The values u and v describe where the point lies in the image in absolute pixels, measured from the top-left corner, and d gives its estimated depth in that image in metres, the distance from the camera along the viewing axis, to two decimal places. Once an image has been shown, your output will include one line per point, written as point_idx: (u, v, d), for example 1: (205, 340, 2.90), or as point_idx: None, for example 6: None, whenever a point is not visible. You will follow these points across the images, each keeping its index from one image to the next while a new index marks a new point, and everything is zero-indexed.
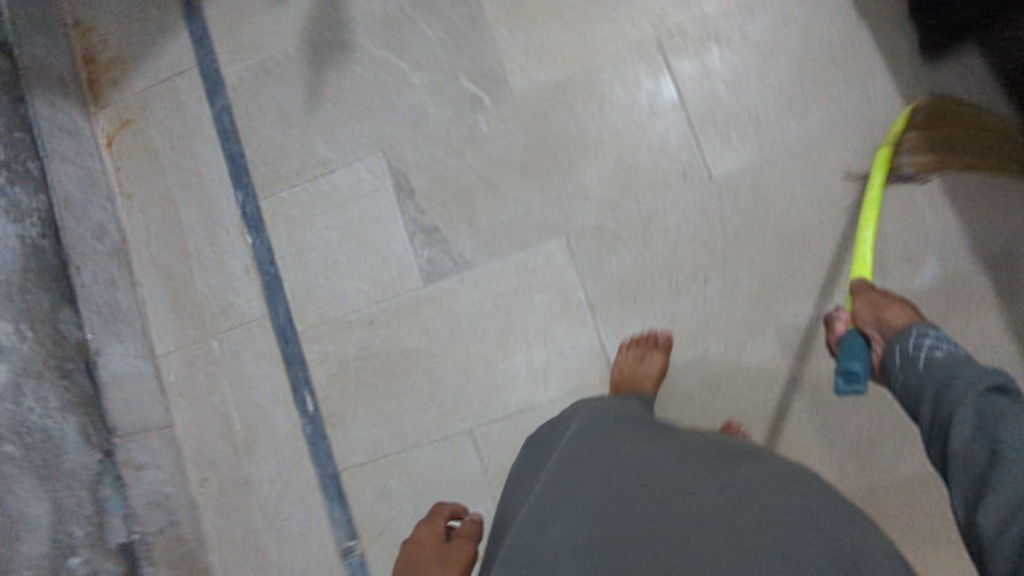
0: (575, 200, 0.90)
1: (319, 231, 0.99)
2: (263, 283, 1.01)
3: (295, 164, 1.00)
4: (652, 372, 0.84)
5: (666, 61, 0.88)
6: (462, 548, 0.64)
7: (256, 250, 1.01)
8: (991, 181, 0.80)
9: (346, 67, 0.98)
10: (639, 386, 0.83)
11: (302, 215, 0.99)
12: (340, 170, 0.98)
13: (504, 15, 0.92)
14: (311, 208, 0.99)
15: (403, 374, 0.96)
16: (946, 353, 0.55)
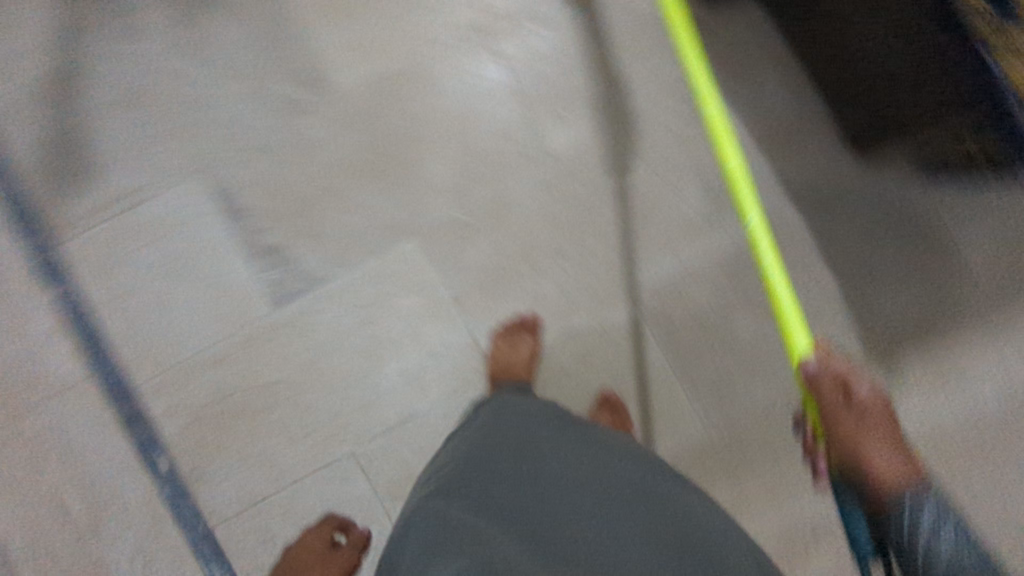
0: (422, 195, 0.87)
1: (139, 269, 0.87)
2: (79, 340, 0.87)
3: (96, 199, 0.87)
4: (525, 356, 0.85)
5: (490, 48, 0.89)
6: (344, 557, 0.83)
7: (64, 304, 0.87)
8: (786, 131, 0.90)
9: (142, 84, 0.87)
10: (516, 373, 0.84)
11: (118, 255, 0.87)
12: (153, 197, 0.87)
13: (316, 13, 0.88)
14: (125, 246, 0.87)
15: (269, 409, 0.88)
16: (948, 537, 0.48)
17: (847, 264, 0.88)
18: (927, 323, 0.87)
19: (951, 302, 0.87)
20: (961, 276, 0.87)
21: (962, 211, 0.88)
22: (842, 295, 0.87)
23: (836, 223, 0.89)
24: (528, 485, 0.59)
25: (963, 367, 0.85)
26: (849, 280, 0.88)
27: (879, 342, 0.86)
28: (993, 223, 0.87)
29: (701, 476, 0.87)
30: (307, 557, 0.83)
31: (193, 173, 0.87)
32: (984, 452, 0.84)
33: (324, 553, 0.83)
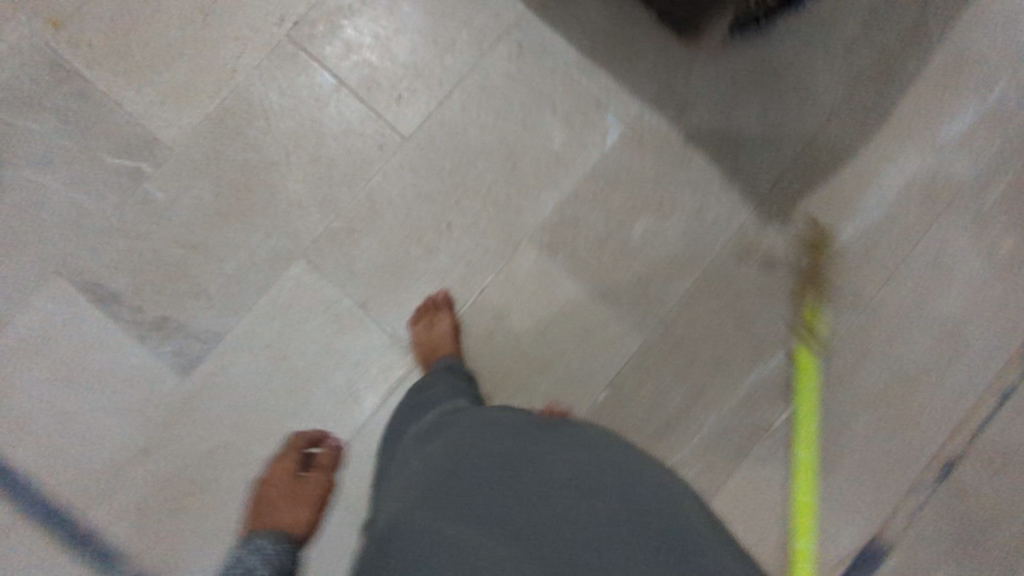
0: (292, 217, 0.87)
1: (29, 390, 0.83)
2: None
3: None
4: (446, 332, 0.83)
5: (306, 54, 0.88)
6: (316, 481, 0.81)
7: None
8: (615, 37, 0.92)
9: None
10: (441, 351, 0.82)
11: (2, 386, 0.82)
12: (18, 315, 0.83)
13: (114, 75, 0.85)
14: (8, 372, 0.82)
15: (215, 479, 0.84)
16: None
17: (717, 143, 0.94)
18: (805, 170, 0.94)
19: (815, 144, 0.95)
20: (820, 117, 0.95)
21: (803, 58, 0.95)
22: (723, 173, 0.94)
23: (693, 109, 0.94)
24: (507, 480, 0.52)
25: (823, 206, 0.95)
26: (727, 157, 0.94)
27: (773, 201, 0.94)
28: (829, 61, 0.95)
29: (649, 387, 0.91)
30: (271, 491, 0.80)
31: (52, 275, 0.84)
32: (851, 275, 0.95)
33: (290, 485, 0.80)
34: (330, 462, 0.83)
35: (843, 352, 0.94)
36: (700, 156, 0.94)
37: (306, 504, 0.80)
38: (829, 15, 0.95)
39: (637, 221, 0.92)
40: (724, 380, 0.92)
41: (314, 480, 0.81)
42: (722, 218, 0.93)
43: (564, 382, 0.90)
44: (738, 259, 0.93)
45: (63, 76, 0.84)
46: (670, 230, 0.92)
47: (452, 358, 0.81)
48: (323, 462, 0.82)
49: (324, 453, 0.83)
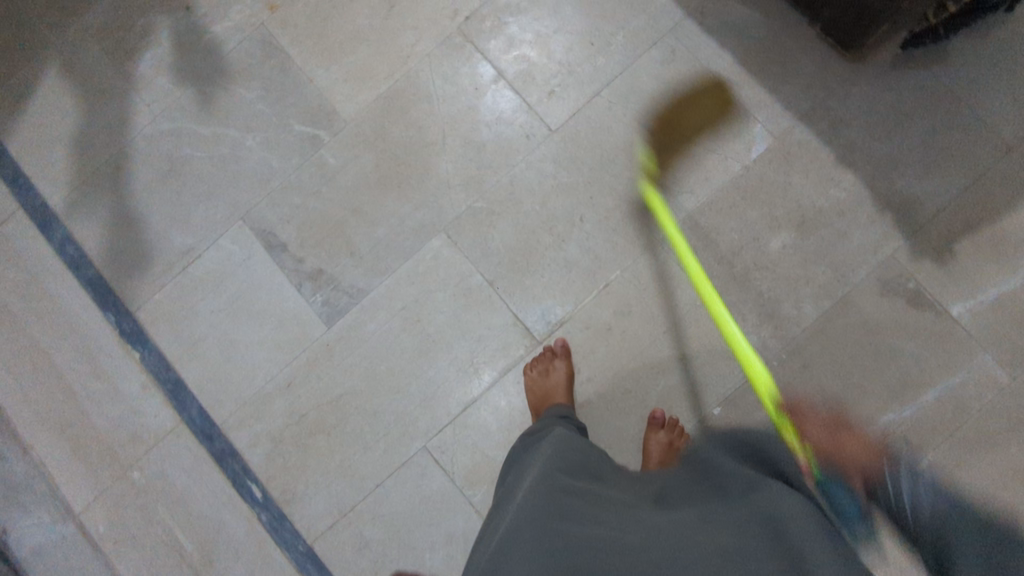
0: (439, 194, 0.94)
1: (205, 317, 0.96)
2: (166, 393, 0.95)
3: (160, 263, 0.97)
4: (561, 380, 0.85)
5: (472, 45, 0.96)
6: None
7: (148, 363, 0.96)
8: (771, 49, 0.92)
9: (177, 154, 0.98)
10: (553, 400, 0.84)
11: (185, 310, 0.96)
12: (205, 252, 0.96)
13: (311, 54, 0.98)
14: (191, 299, 0.96)
15: (339, 422, 0.92)
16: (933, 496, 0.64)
17: (873, 166, 0.89)
18: (972, 204, 0.87)
19: (988, 177, 0.87)
20: (996, 150, 0.87)
21: (984, 86, 0.88)
22: (876, 198, 0.89)
23: (851, 128, 0.90)
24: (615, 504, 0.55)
25: (991, 246, 0.87)
26: (881, 183, 0.89)
27: (930, 235, 0.87)
28: (1012, 91, 0.88)
29: (767, 409, 0.87)
30: None
31: (237, 222, 0.97)
32: (1019, 325, 0.85)
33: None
34: None
35: (1002, 408, 0.84)
36: (852, 177, 0.89)
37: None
38: (1021, 43, 0.88)
39: (775, 236, 0.90)
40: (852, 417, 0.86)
41: None
42: (870, 243, 0.88)
43: (677, 389, 0.88)
44: (883, 289, 0.88)
45: (271, 52, 0.98)
46: (810, 249, 0.89)
47: (566, 404, 0.83)
48: None
49: None
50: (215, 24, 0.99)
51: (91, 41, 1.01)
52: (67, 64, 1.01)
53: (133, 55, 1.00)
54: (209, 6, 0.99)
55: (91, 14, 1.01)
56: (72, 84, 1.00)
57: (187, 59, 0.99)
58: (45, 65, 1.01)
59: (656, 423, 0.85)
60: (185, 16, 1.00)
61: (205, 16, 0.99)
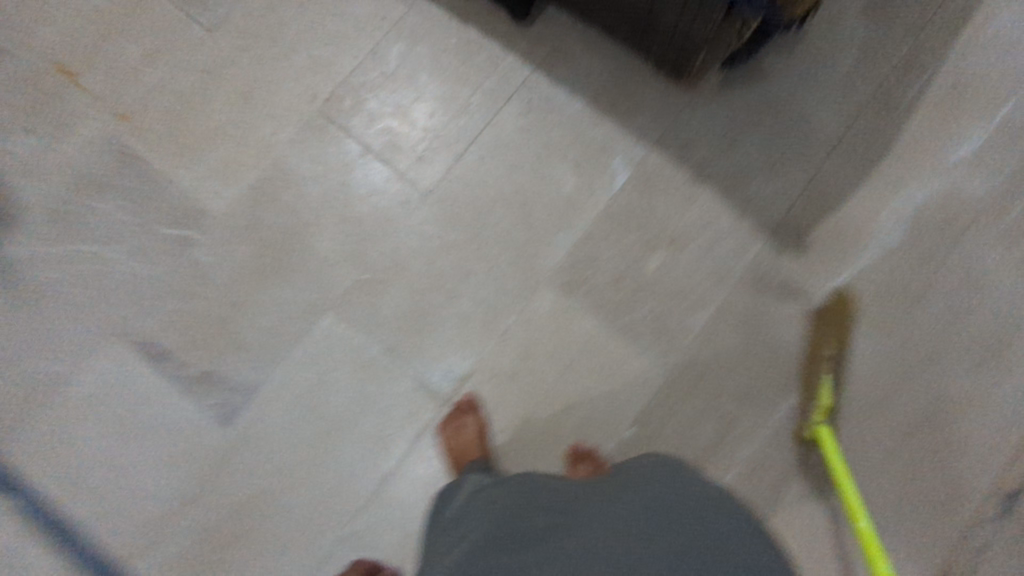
0: (323, 273, 0.93)
1: (85, 446, 0.88)
2: (50, 539, 0.86)
3: (28, 396, 0.90)
4: (472, 437, 0.85)
5: (335, 125, 0.98)
6: None
7: (26, 509, 0.87)
8: (614, 88, 0.99)
9: (36, 278, 0.92)
10: (470, 455, 0.83)
11: (62, 443, 0.88)
12: (79, 375, 0.90)
13: (171, 156, 0.96)
14: (68, 428, 0.89)
15: (251, 528, 0.86)
16: None
17: (723, 181, 0.97)
18: (815, 199, 0.96)
19: (821, 174, 0.96)
20: (823, 147, 0.97)
21: (801, 94, 0.98)
22: (732, 207, 0.96)
23: (697, 148, 0.98)
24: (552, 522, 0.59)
25: (839, 232, 0.95)
26: (734, 192, 0.97)
27: (784, 232, 0.95)
28: (826, 95, 0.98)
29: (678, 422, 0.90)
30: None
31: (110, 339, 0.91)
32: (878, 298, 0.93)
33: None
34: None
35: (881, 378, 0.91)
36: (708, 192, 0.97)
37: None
38: (824, 52, 0.99)
39: (652, 257, 0.94)
40: (754, 412, 0.90)
41: None
42: (736, 249, 0.95)
43: (590, 421, 0.90)
44: (756, 287, 0.93)
45: (128, 161, 0.96)
46: (685, 264, 0.94)
47: (479, 461, 0.82)
48: None
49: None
50: (62, 141, 0.96)
51: None
52: None
53: None
54: (53, 125, 0.97)
55: None
56: None
57: (36, 181, 0.95)
58: None
59: (575, 458, 0.86)
60: (28, 137, 0.96)
61: (50, 135, 0.96)
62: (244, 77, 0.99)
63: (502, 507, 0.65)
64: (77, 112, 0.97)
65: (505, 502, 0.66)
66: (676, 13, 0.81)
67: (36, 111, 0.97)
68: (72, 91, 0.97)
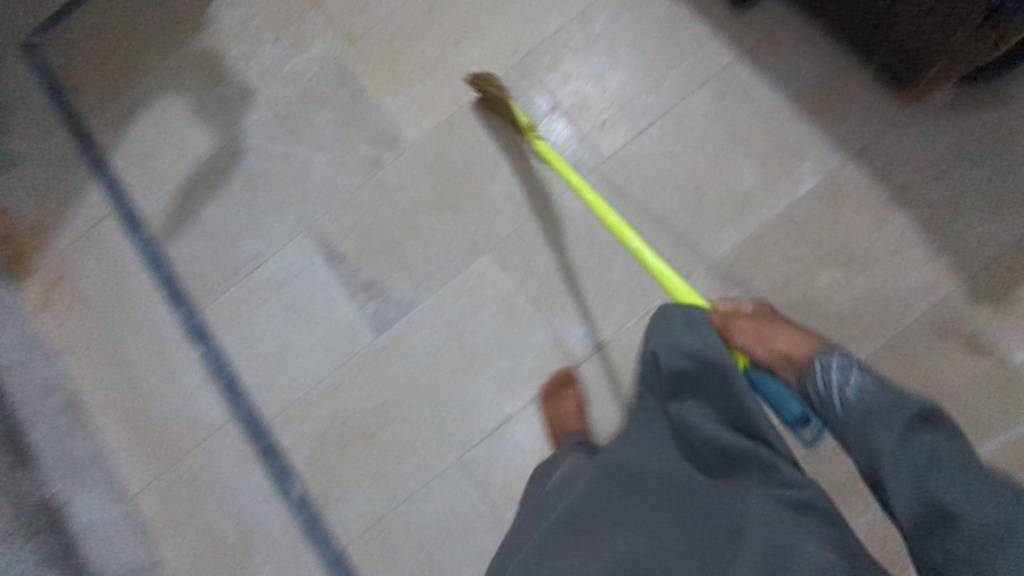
0: (489, 216, 0.98)
1: (264, 321, 1.02)
2: (221, 388, 1.01)
3: (229, 266, 1.04)
4: (571, 408, 0.87)
5: (529, 78, 1.01)
6: None
7: (208, 359, 1.02)
8: (825, 88, 0.92)
9: (254, 168, 1.07)
10: (565, 429, 0.85)
11: (245, 312, 1.03)
12: (270, 259, 1.03)
13: (381, 83, 1.06)
14: (253, 301, 1.03)
15: (379, 429, 0.95)
16: (853, 387, 0.63)
17: (927, 208, 0.88)
18: None
19: None
20: None
21: None
22: (930, 239, 0.87)
23: (905, 167, 0.89)
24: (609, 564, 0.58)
25: None
26: (937, 223, 0.87)
27: (988, 280, 0.85)
28: None
29: None
30: None
31: (301, 234, 1.04)
32: None
33: None
34: None
35: None
36: (906, 217, 0.88)
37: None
38: None
39: (823, 273, 0.89)
40: None
41: None
42: (924, 285, 0.86)
43: None
44: (937, 331, 0.85)
45: (345, 81, 1.07)
46: (860, 288, 0.87)
47: (575, 433, 0.84)
48: None
49: None
50: (297, 54, 1.09)
51: (188, 67, 1.12)
52: (166, 88, 1.12)
53: (223, 79, 1.10)
54: (294, 38, 1.09)
55: (188, 44, 1.12)
56: (169, 106, 1.11)
57: (270, 85, 1.09)
58: (148, 87, 1.13)
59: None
60: (272, 46, 1.10)
61: (289, 47, 1.09)
62: (458, 20, 1.05)
63: (603, 509, 0.62)
64: (314, 31, 1.09)
65: (608, 501, 0.63)
66: (913, 20, 0.74)
67: (281, 24, 1.10)
68: (314, 11, 1.10)
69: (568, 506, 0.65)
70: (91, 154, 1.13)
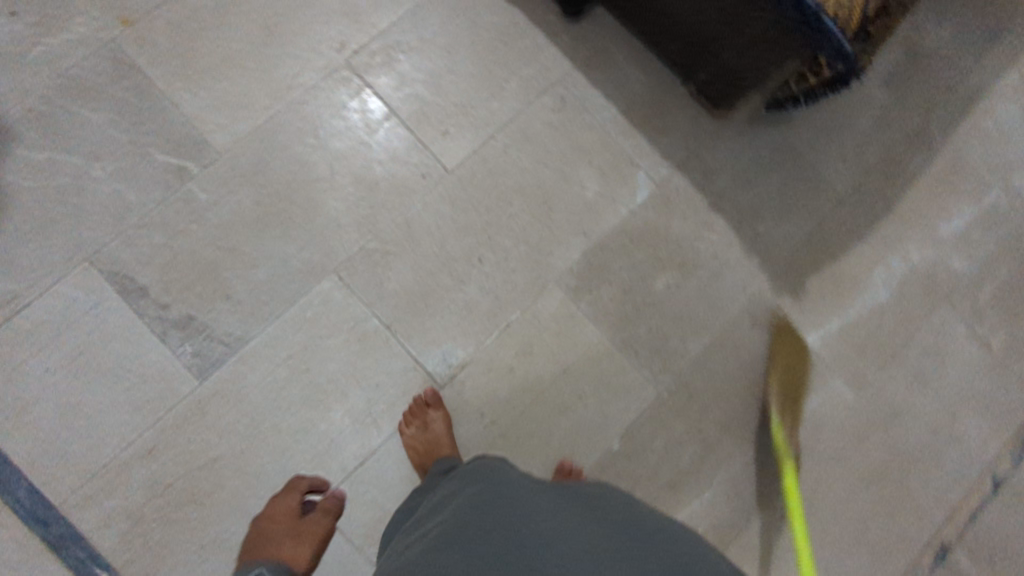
0: (328, 233, 0.88)
1: (35, 377, 0.80)
2: None
3: None
4: (442, 429, 0.82)
5: (362, 80, 0.92)
6: (317, 523, 0.78)
7: None
8: (650, 102, 0.99)
9: (0, 183, 0.82)
10: (439, 451, 0.80)
11: (6, 370, 0.80)
12: (37, 299, 0.81)
13: (176, 77, 0.88)
14: (17, 355, 0.80)
15: (213, 490, 0.81)
16: None
17: (738, 213, 0.99)
18: (818, 246, 1.00)
19: (828, 223, 1.00)
20: (833, 199, 1.01)
21: (820, 144, 1.02)
22: (742, 240, 0.98)
23: (719, 177, 0.99)
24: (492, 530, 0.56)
25: (833, 283, 0.99)
26: (746, 226, 0.99)
27: (786, 273, 0.98)
28: (841, 149, 1.02)
29: (662, 439, 0.91)
30: (276, 525, 0.77)
31: (81, 264, 0.83)
32: (857, 350, 0.98)
33: (294, 522, 0.77)
34: (332, 509, 0.79)
35: (849, 424, 0.96)
36: (723, 221, 0.98)
37: (311, 541, 0.77)
38: (846, 109, 1.03)
39: (661, 276, 0.95)
40: (734, 440, 0.93)
41: (314, 523, 0.77)
42: (740, 281, 0.97)
43: (579, 426, 0.90)
44: (752, 321, 0.96)
45: (125, 73, 0.87)
46: (691, 287, 0.96)
47: (452, 456, 0.79)
48: (325, 508, 0.79)
49: (326, 501, 0.80)
50: (50, 36, 0.86)
51: None
52: None
53: None
54: (43, 15, 0.86)
55: None
56: None
57: (13, 74, 0.84)
58: None
59: (564, 472, 0.85)
60: (11, 23, 0.85)
61: (37, 25, 0.85)
62: (269, 8, 0.91)
63: (489, 491, 0.62)
64: (73, 7, 0.87)
65: (497, 486, 0.63)
66: (744, 48, 0.79)
67: None
68: None
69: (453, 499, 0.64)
70: None
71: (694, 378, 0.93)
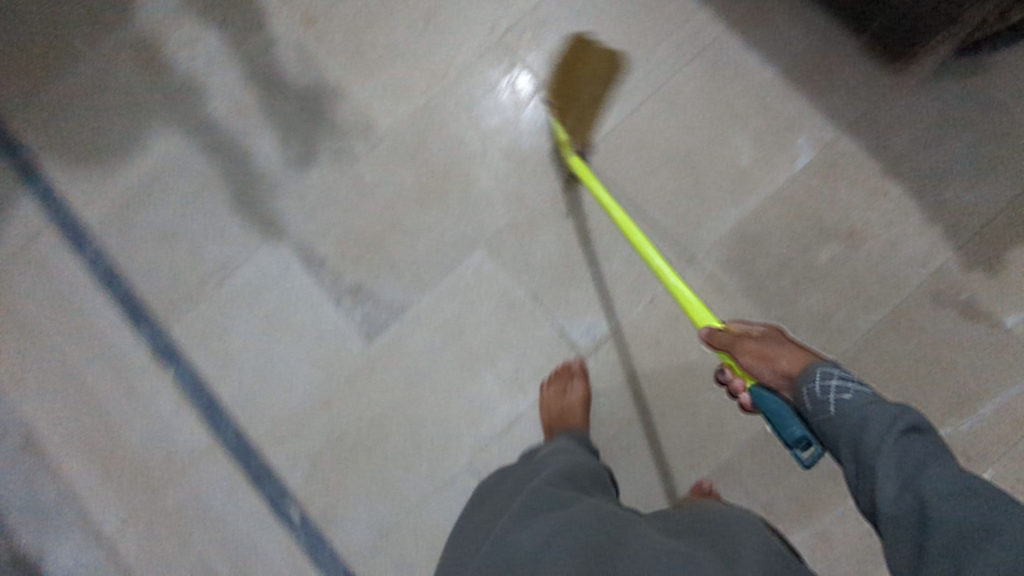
0: (479, 207, 0.93)
1: (240, 334, 0.94)
2: (200, 412, 0.93)
3: (196, 278, 0.95)
4: (577, 402, 0.83)
5: (510, 57, 0.95)
6: None
7: (181, 381, 0.93)
8: (814, 60, 0.91)
9: (212, 169, 0.97)
10: (569, 420, 0.81)
11: (218, 327, 0.94)
12: (242, 268, 0.95)
13: (349, 69, 0.97)
14: (227, 315, 0.94)
15: (380, 441, 0.90)
16: (840, 389, 0.55)
17: (920, 178, 0.88)
18: (1022, 214, 0.86)
19: None
20: None
21: None
22: (923, 209, 0.88)
23: (896, 137, 0.89)
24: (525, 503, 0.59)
25: None
26: (928, 193, 0.88)
27: (979, 246, 0.86)
28: None
29: None
30: None
31: (273, 238, 0.95)
32: None
33: None
34: None
35: None
36: (899, 187, 0.88)
37: None
38: None
39: (823, 248, 0.88)
40: None
41: None
42: (920, 255, 0.87)
43: (729, 404, 0.87)
44: (935, 299, 0.86)
45: (307, 67, 0.97)
46: (860, 260, 0.87)
47: (576, 427, 0.80)
48: None
49: None
50: (249, 39, 0.98)
51: (123, 57, 0.99)
52: (99, 81, 0.99)
53: (164, 70, 0.98)
54: (243, 21, 0.98)
55: (118, 31, 0.99)
56: (103, 101, 0.98)
57: (221, 75, 0.98)
58: (76, 82, 0.99)
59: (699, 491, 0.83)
60: (218, 30, 0.98)
61: (239, 30, 0.98)
62: None
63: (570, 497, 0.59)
64: (266, 11, 0.99)
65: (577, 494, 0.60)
66: None
67: (227, 6, 0.99)
68: None
69: (529, 492, 0.61)
70: (20, 162, 0.99)
71: (863, 359, 0.86)
